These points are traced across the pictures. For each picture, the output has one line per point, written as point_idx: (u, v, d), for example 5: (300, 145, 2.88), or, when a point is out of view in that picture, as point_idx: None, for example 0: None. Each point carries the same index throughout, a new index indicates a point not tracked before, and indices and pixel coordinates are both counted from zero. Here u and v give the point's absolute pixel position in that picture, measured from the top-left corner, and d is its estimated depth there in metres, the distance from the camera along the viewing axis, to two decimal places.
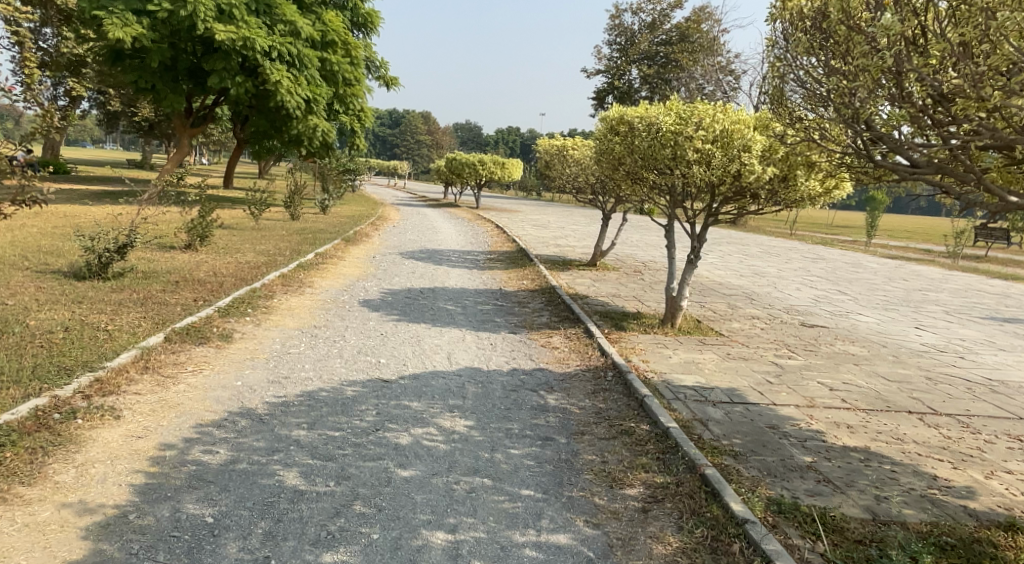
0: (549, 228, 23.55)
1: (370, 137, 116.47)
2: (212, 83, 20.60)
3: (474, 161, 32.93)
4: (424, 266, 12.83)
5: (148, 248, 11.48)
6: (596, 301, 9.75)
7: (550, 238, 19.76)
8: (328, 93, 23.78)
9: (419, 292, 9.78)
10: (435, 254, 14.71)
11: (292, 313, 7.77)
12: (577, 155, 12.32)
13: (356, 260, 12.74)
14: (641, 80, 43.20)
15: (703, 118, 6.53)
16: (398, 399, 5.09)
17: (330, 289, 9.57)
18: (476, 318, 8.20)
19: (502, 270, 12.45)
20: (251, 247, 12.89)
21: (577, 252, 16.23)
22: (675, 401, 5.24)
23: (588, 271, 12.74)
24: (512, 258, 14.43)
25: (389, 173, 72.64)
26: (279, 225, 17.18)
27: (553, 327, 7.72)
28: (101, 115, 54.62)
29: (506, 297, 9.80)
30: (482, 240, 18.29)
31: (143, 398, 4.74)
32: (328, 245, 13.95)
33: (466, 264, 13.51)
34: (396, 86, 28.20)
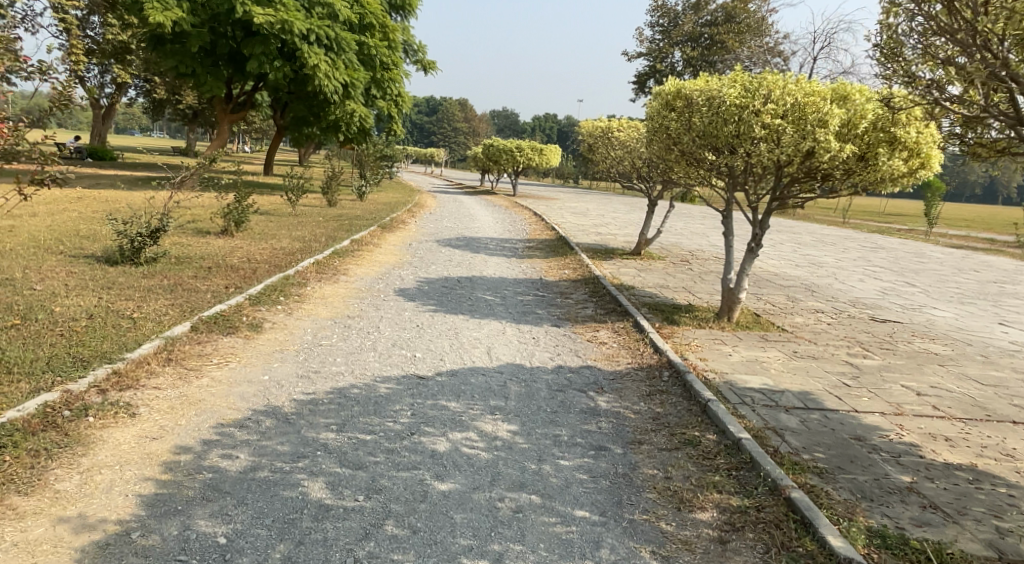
0: (589, 215, 22.97)
1: (407, 124, 116.63)
2: (251, 68, 20.42)
3: (512, 147, 32.40)
4: (461, 254, 12.42)
5: (183, 233, 11.28)
6: (644, 292, 9.21)
7: (590, 225, 19.19)
8: (366, 78, 23.47)
9: (456, 281, 9.36)
10: (472, 242, 14.30)
11: (325, 302, 7.40)
12: (622, 138, 11.72)
13: (391, 247, 12.39)
14: (685, 63, 42.08)
15: (773, 91, 5.97)
16: (435, 399, 4.65)
17: (365, 277, 9.20)
18: (517, 310, 7.74)
19: (542, 259, 11.96)
20: (287, 233, 12.62)
21: (619, 240, 15.66)
22: (743, 406, 4.69)
23: (632, 261, 12.18)
24: (552, 246, 13.93)
25: (426, 160, 72.56)
26: (317, 212, 16.96)
27: (600, 320, 7.22)
28: (146, 103, 55.61)
29: (547, 287, 9.33)
30: (521, 227, 17.82)
31: (162, 393, 4.39)
32: (366, 232, 13.65)
33: (505, 252, 13.05)
34: (435, 70, 27.80)
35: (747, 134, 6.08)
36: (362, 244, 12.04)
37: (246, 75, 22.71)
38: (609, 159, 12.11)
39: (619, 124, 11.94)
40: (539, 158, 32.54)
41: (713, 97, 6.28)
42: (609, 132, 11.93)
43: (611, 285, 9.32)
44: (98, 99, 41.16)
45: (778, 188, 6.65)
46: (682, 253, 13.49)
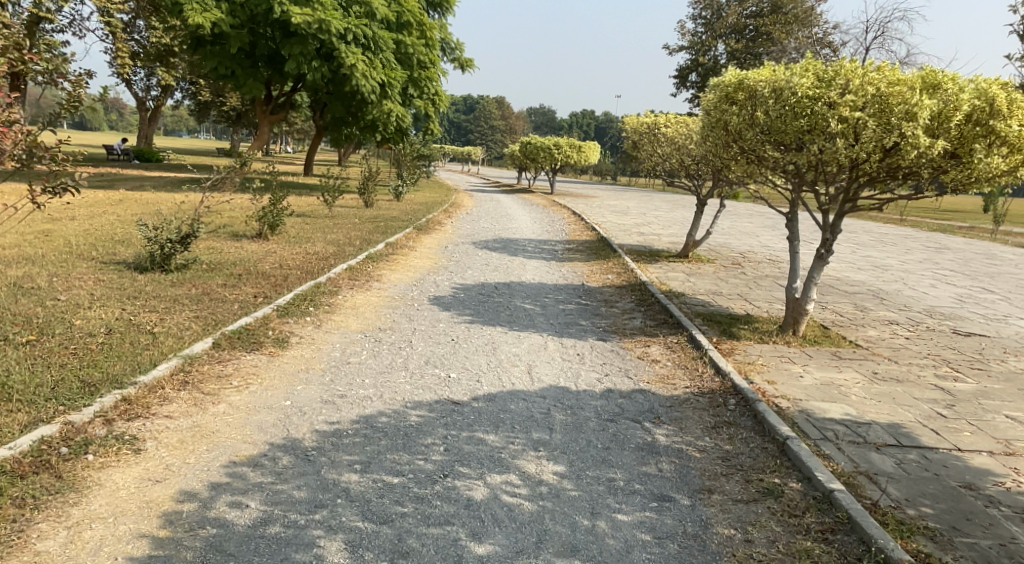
0: (630, 214, 22.28)
1: (445, 122, 116.72)
2: (289, 69, 20.21)
3: (551, 144, 31.79)
4: (499, 257, 11.93)
5: (217, 238, 11.02)
6: (695, 299, 8.59)
7: (632, 225, 18.52)
8: (403, 76, 23.15)
9: (495, 288, 8.87)
10: (510, 243, 13.81)
11: (356, 312, 6.97)
12: (669, 134, 11.08)
13: (426, 250, 11.97)
14: (729, 56, 40.89)
15: (851, 80, 5.36)
16: (471, 430, 4.16)
17: (400, 284, 8.78)
18: (560, 320, 7.21)
19: (583, 262, 11.40)
20: (322, 236, 12.28)
21: (663, 241, 15.00)
22: (826, 444, 4.09)
23: (679, 264, 11.54)
24: (594, 248, 13.35)
25: (464, 159, 72.34)
26: (353, 214, 16.65)
27: (651, 333, 6.65)
28: (191, 105, 56.55)
29: (591, 294, 8.78)
30: (561, 228, 17.26)
31: (173, 424, 3.98)
32: (403, 234, 13.27)
33: (545, 255, 12.52)
34: (472, 68, 27.38)
35: (820, 128, 5.49)
36: (397, 248, 11.63)
37: (284, 76, 22.49)
38: (655, 157, 11.48)
39: (666, 119, 11.29)
40: (579, 155, 31.90)
41: (781, 87, 5.68)
42: (655, 127, 11.29)
43: (659, 292, 8.71)
44: (143, 102, 41.77)
45: (852, 187, 6.02)
46: (732, 255, 12.79)
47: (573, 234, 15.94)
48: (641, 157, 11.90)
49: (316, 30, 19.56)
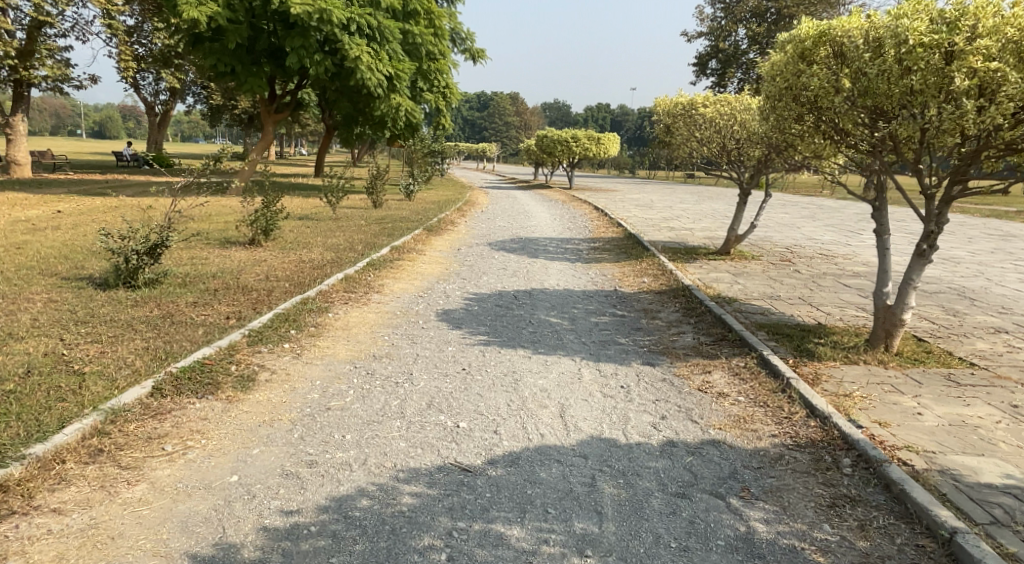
0: (654, 208, 20.93)
1: (458, 120, 115.63)
2: (291, 63, 19.01)
3: (567, 137, 30.45)
4: (518, 259, 10.70)
5: (203, 246, 9.88)
6: (750, 305, 7.28)
7: (658, 219, 17.20)
8: (412, 69, 21.98)
9: (514, 298, 7.63)
10: (529, 244, 12.56)
11: (348, 335, 5.74)
12: (707, 115, 9.75)
13: (436, 253, 10.76)
14: (749, 40, 39.26)
15: (982, 20, 4.14)
16: (487, 521, 2.94)
17: (404, 295, 7.56)
18: (595, 337, 5.95)
19: (611, 264, 10.13)
20: (322, 241, 11.12)
21: (697, 237, 13.66)
22: (1004, 534, 2.86)
23: (721, 262, 10.23)
24: (623, 246, 12.07)
25: (478, 156, 71.04)
26: (359, 215, 15.52)
27: (709, 354, 5.37)
28: (203, 109, 55.85)
29: (627, 302, 7.50)
30: (583, 224, 15.99)
31: (59, 525, 2.78)
32: (411, 236, 12.11)
33: (569, 255, 11.26)
34: (484, 59, 26.15)
35: (939, 86, 4.29)
36: (405, 252, 10.43)
37: (287, 72, 21.34)
38: (690, 141, 10.17)
39: (702, 97, 9.95)
40: (597, 148, 30.58)
41: (885, 34, 4.47)
42: (691, 108, 9.97)
43: (707, 298, 7.41)
44: (151, 106, 40.97)
45: (966, 166, 4.80)
46: (776, 250, 11.46)
47: (598, 231, 14.67)
48: (673, 143, 10.59)
49: (317, 21, 18.38)
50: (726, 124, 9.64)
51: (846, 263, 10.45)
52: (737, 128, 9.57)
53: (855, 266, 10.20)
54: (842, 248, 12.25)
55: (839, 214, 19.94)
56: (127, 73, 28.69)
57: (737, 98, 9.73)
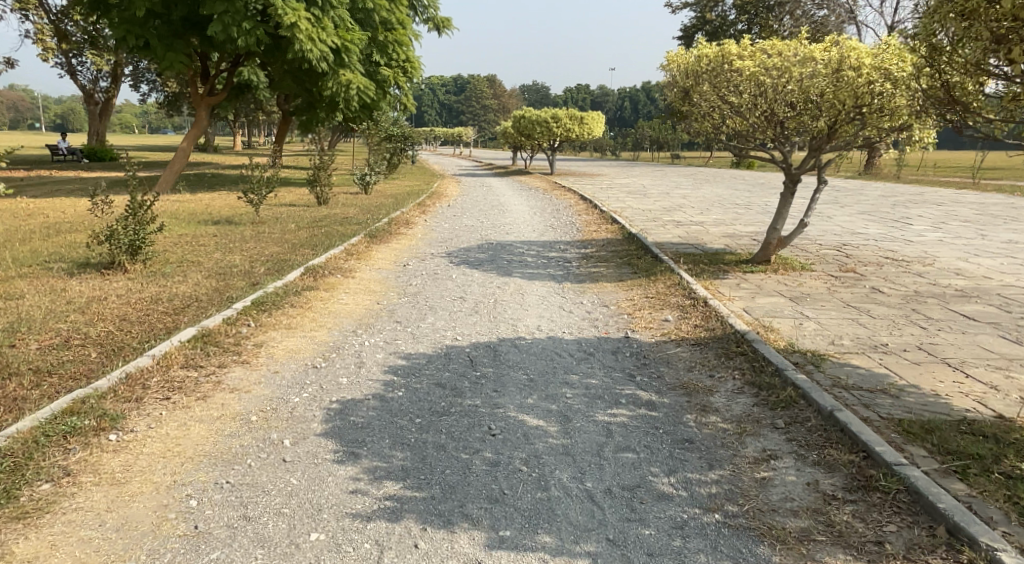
0: (650, 196, 18.18)
1: (435, 104, 112.11)
2: (215, 32, 15.93)
3: (547, 117, 27.51)
4: (484, 280, 7.86)
5: (35, 280, 6.96)
6: (856, 372, 4.46)
7: (659, 211, 14.41)
8: (363, 39, 18.93)
9: (469, 366, 4.71)
10: (502, 252, 9.72)
11: (109, 507, 2.81)
12: (745, 72, 6.90)
13: (371, 274, 7.87)
14: (738, 9, 36.63)
15: None
16: None
17: (290, 363, 4.62)
18: (612, 482, 3.06)
19: (614, 286, 7.34)
20: (218, 259, 8.21)
21: (714, 237, 10.89)
22: None
23: (763, 280, 7.45)
24: (625, 252, 9.28)
25: (455, 141, 67.69)
26: (291, 217, 12.57)
27: (865, 548, 2.57)
28: (159, 98, 52.22)
29: (652, 369, 4.64)
30: (567, 221, 13.18)
31: None
32: (344, 247, 9.16)
33: (555, 270, 8.45)
34: (450, 29, 23.14)
35: None
36: (328, 272, 7.55)
37: (216, 47, 18.14)
38: (719, 109, 7.33)
39: (735, 47, 7.10)
40: (581, 129, 27.63)
41: None
42: (722, 64, 7.12)
43: (785, 359, 4.57)
44: (92, 93, 37.38)
45: None
46: (828, 256, 8.70)
47: (588, 229, 11.84)
48: (693, 115, 7.76)
49: None
50: (772, 83, 6.79)
51: (932, 273, 7.70)
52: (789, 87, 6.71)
53: (947, 278, 7.45)
54: (905, 248, 9.53)
55: (864, 197, 17.25)
56: (49, 54, 25.34)
57: (788, 45, 6.91)
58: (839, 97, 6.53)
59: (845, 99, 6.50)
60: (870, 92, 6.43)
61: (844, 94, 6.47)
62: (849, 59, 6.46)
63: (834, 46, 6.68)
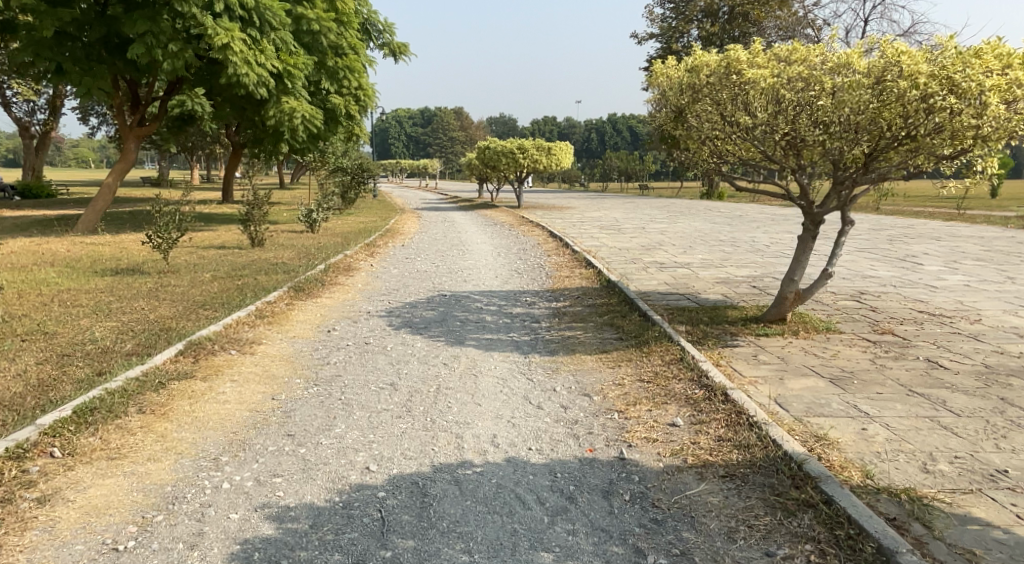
0: (625, 232, 16.73)
1: (402, 137, 111.21)
2: (135, 54, 14.15)
3: (513, 148, 26.12)
4: (429, 351, 6.12)
5: None
6: (993, 542, 2.80)
7: (637, 250, 12.90)
8: (309, 64, 17.28)
9: (376, 535, 2.92)
10: (455, 308, 8.00)
11: None
12: (758, 85, 5.41)
13: (278, 346, 6.08)
14: (703, 42, 36.49)
15: None
16: None
17: (74, 543, 2.82)
18: None
19: (596, 361, 5.66)
20: (82, 330, 6.34)
21: (706, 283, 9.34)
22: None
23: (786, 350, 5.83)
24: (605, 308, 7.63)
25: (422, 174, 66.43)
26: (211, 265, 10.73)
27: None
28: (110, 131, 49.97)
29: (671, 537, 2.91)
30: (535, 264, 11.54)
31: None
32: (255, 305, 7.37)
33: (520, 335, 6.75)
34: (408, 55, 21.69)
35: None
36: (219, 348, 5.75)
37: (141, 72, 16.32)
38: (721, 133, 5.79)
39: (744, 54, 5.61)
40: (549, 160, 26.27)
41: None
42: (727, 77, 5.63)
43: (877, 516, 2.90)
44: (30, 126, 35.11)
45: None
46: (849, 313, 7.17)
47: (559, 275, 10.23)
48: (688, 142, 6.25)
49: None
50: (793, 98, 5.27)
51: (989, 334, 6.18)
52: (817, 101, 5.16)
53: (1013, 341, 5.92)
54: (933, 297, 8.07)
55: (854, 231, 16.03)
56: None
57: (811, 52, 5.38)
58: (884, 114, 4.98)
59: (892, 118, 4.94)
60: (926, 107, 4.87)
61: (890, 111, 4.91)
62: (896, 65, 4.92)
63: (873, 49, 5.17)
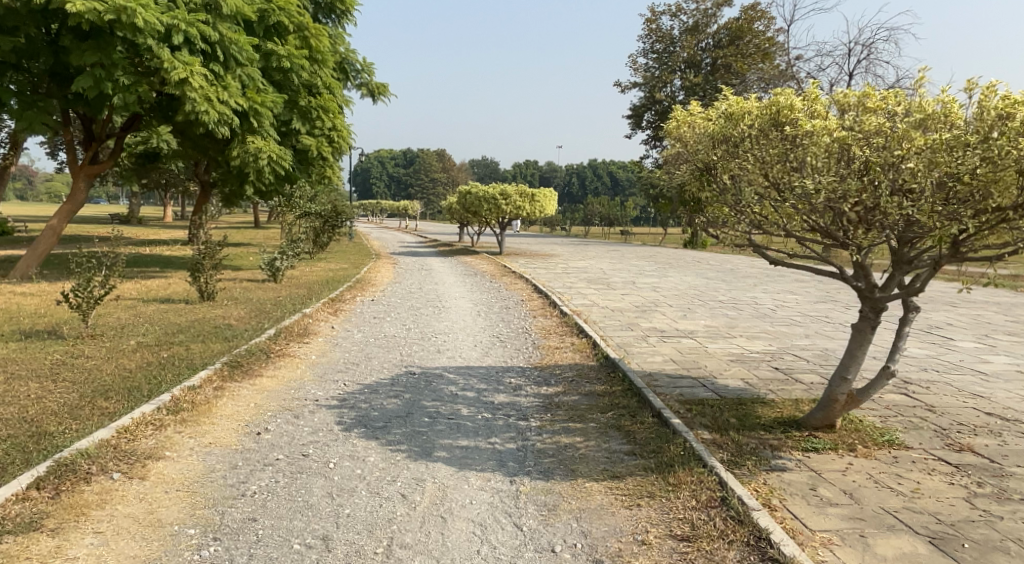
0: (614, 288, 15.44)
1: (384, 177, 110.46)
2: (81, 86, 12.78)
3: (495, 193, 25.01)
4: (384, 467, 4.71)
5: None
6: None
7: (631, 312, 11.63)
8: (278, 103, 16.01)
9: None
10: (423, 394, 6.55)
11: None
12: (820, 138, 4.15)
13: (181, 466, 4.63)
14: (687, 91, 36.10)
15: None
16: None
17: None
18: None
19: (605, 491, 4.27)
20: None
21: (718, 360, 8.03)
22: None
23: (849, 478, 4.48)
24: (605, 398, 6.29)
25: (401, 215, 65.37)
26: (142, 330, 9.24)
27: None
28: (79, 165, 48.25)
29: None
30: (518, 329, 10.18)
31: None
32: (170, 394, 5.91)
33: (502, 439, 5.37)
34: (387, 96, 20.60)
35: None
36: (97, 471, 4.32)
37: (92, 106, 14.91)
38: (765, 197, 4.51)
39: (798, 98, 4.35)
40: (532, 206, 25.16)
41: None
42: (776, 128, 4.38)
43: None
44: None
45: None
46: (905, 414, 5.86)
47: (547, 345, 8.89)
48: (717, 208, 4.96)
49: (116, 24, 12.30)
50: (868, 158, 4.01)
51: None
52: (903, 164, 3.89)
53: None
54: (991, 390, 6.85)
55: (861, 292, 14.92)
56: None
57: (888, 96, 4.13)
58: (995, 182, 3.75)
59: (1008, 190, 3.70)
60: None
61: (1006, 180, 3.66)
62: (1012, 119, 3.67)
63: (972, 93, 3.92)
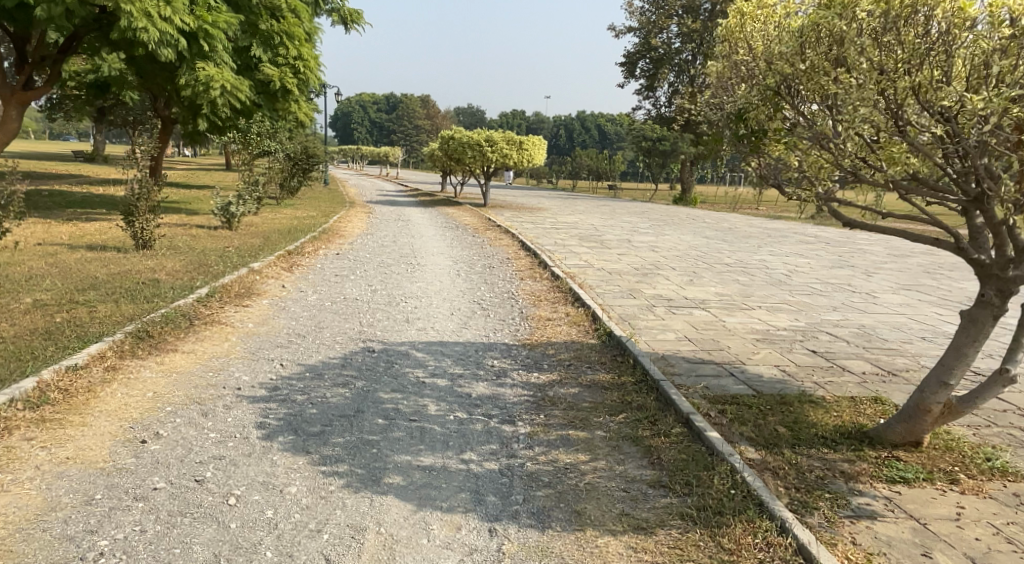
0: (609, 247, 13.97)
1: (366, 123, 107.03)
2: None
3: (479, 139, 23.23)
4: (308, 504, 3.32)
5: None
6: None
7: (631, 276, 10.23)
8: (235, 24, 14.10)
9: None
10: (379, 383, 5.11)
11: None
12: None
13: (10, 500, 3.21)
14: (683, 37, 33.93)
15: None
16: None
17: None
18: None
19: (628, 556, 2.94)
20: None
21: (741, 339, 6.64)
22: None
23: (969, 536, 3.17)
24: (613, 393, 4.91)
25: (383, 162, 63.04)
26: (48, 284, 7.67)
27: None
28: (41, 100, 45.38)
29: None
30: (501, 292, 8.75)
31: None
32: (35, 380, 4.44)
33: (477, 452, 3.99)
34: (361, 25, 18.63)
35: None
36: None
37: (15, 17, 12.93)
38: (876, 128, 3.19)
39: None
40: (519, 155, 23.43)
41: None
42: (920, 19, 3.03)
43: None
44: None
45: None
46: (1000, 423, 4.54)
47: (536, 314, 7.49)
48: (792, 145, 3.57)
49: None
50: None
51: None
52: None
53: None
54: None
55: (880, 256, 13.58)
56: None
57: None
58: None
59: None
60: None
61: None
62: None
63: None
